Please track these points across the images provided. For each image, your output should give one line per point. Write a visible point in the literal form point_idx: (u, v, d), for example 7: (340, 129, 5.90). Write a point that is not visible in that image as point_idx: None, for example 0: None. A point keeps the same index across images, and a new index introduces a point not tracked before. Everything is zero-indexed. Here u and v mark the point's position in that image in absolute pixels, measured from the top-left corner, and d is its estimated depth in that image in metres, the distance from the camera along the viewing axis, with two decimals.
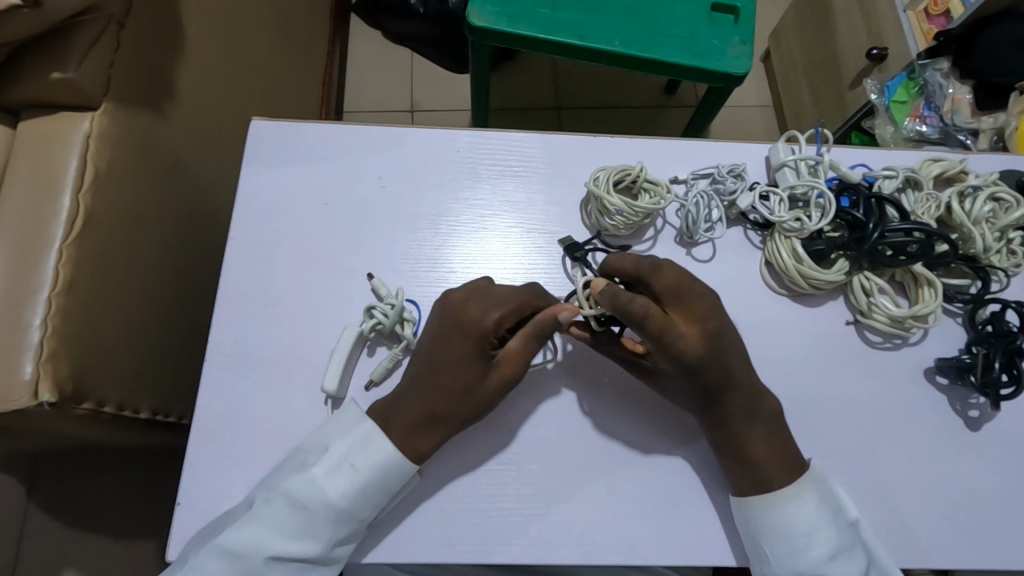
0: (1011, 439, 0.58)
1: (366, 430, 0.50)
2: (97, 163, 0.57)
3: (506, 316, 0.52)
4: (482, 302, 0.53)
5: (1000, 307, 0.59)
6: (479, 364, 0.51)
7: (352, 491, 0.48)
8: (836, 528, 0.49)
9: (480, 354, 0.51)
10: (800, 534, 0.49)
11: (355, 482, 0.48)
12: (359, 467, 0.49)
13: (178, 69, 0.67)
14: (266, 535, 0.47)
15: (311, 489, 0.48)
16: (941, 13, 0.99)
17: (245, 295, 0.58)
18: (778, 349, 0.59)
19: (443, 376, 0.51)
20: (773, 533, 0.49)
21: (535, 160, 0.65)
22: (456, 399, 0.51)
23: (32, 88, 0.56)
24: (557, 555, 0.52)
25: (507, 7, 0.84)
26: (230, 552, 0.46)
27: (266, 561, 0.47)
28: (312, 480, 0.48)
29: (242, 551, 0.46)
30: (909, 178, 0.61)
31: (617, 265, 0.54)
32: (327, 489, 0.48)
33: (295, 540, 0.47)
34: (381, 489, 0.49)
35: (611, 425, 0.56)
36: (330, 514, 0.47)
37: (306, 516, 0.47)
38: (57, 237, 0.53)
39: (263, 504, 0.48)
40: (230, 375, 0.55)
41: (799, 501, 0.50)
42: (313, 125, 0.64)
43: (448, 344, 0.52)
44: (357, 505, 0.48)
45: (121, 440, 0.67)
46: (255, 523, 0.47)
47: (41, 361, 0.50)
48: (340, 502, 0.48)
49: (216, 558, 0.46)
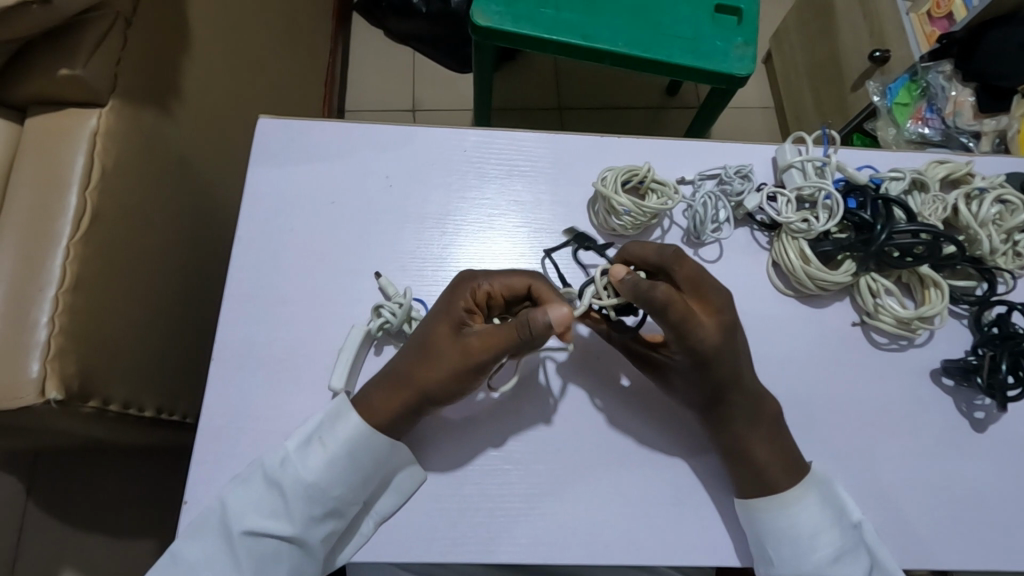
0: (1016, 440, 0.58)
1: (339, 404, 0.52)
2: (103, 161, 0.56)
3: (493, 285, 0.52)
4: (486, 278, 0.52)
5: (1005, 309, 0.59)
6: (450, 322, 0.50)
7: (322, 466, 0.49)
8: (839, 529, 0.50)
9: (454, 311, 0.51)
10: (805, 536, 0.49)
11: (324, 457, 0.50)
12: (327, 442, 0.50)
13: (184, 67, 0.67)
14: (241, 510, 0.48)
15: (283, 463, 0.49)
16: (944, 16, 0.99)
17: (251, 294, 0.57)
18: (785, 351, 0.59)
19: (427, 345, 0.50)
20: (779, 534, 0.50)
21: (542, 160, 0.65)
22: (427, 368, 0.49)
23: (39, 85, 0.56)
24: (564, 555, 0.52)
25: (511, 7, 0.84)
26: (212, 526, 0.48)
27: (243, 537, 0.48)
28: (286, 456, 0.50)
29: (225, 523, 0.48)
30: (915, 180, 0.61)
31: (637, 252, 0.53)
32: (298, 463, 0.50)
33: (269, 516, 0.49)
34: (351, 465, 0.50)
35: (618, 425, 0.56)
36: (301, 490, 0.49)
37: (279, 491, 0.49)
38: (65, 235, 0.53)
39: (240, 481, 0.49)
40: (235, 374, 0.55)
41: (804, 503, 0.50)
42: (319, 124, 0.64)
43: (435, 313, 0.51)
44: (327, 480, 0.49)
45: (125, 438, 0.66)
46: (235, 500, 0.49)
47: (47, 360, 0.50)
48: (310, 476, 0.49)
49: (206, 535, 0.48)
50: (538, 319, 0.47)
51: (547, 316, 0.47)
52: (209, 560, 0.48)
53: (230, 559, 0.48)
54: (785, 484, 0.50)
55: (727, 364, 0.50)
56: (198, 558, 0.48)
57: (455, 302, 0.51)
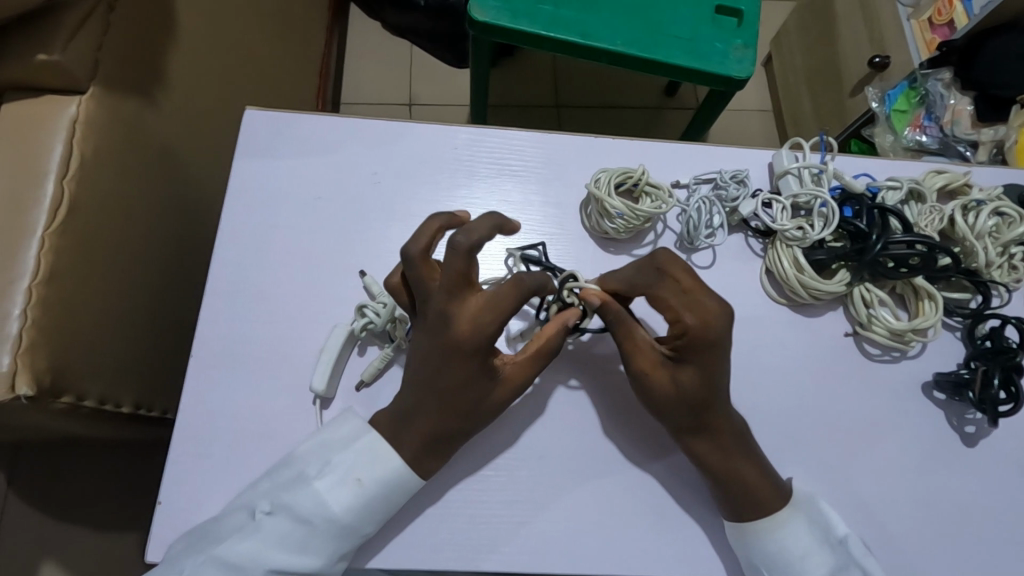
0: (1006, 457, 0.57)
1: (371, 440, 0.49)
2: (83, 150, 0.55)
3: (489, 330, 0.46)
4: (484, 332, 0.46)
5: (999, 323, 0.57)
6: (477, 381, 0.48)
7: (355, 505, 0.47)
8: (828, 547, 0.49)
9: (474, 374, 0.48)
10: (796, 558, 0.48)
11: (359, 496, 0.47)
12: (364, 481, 0.48)
13: (170, 56, 0.65)
14: (268, 547, 0.45)
15: (313, 500, 0.46)
16: (945, 23, 1.01)
17: (233, 289, 0.56)
18: (776, 361, 0.58)
19: (458, 401, 0.48)
20: (773, 558, 0.49)
21: (535, 160, 0.64)
22: (463, 418, 0.49)
23: (15, 70, 0.54)
24: (547, 565, 0.51)
25: (509, 2, 0.83)
26: (231, 563, 0.45)
27: None
28: (318, 495, 0.47)
29: (244, 563, 0.45)
30: (913, 189, 0.60)
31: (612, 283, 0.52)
32: (331, 502, 0.47)
33: (296, 553, 0.46)
34: (384, 502, 0.48)
35: (603, 436, 0.55)
36: (335, 528, 0.46)
37: (308, 528, 0.46)
38: (39, 225, 0.52)
39: (266, 515, 0.46)
40: (216, 371, 0.54)
41: (791, 525, 0.49)
42: (308, 116, 0.62)
43: (448, 375, 0.48)
44: (361, 520, 0.47)
45: (103, 433, 0.65)
46: (263, 533, 0.46)
47: (19, 354, 0.48)
48: (344, 516, 0.46)
49: (213, 568, 0.44)
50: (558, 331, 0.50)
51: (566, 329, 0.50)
52: None
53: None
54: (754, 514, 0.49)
55: (715, 355, 0.47)
56: None
57: (471, 354, 0.47)
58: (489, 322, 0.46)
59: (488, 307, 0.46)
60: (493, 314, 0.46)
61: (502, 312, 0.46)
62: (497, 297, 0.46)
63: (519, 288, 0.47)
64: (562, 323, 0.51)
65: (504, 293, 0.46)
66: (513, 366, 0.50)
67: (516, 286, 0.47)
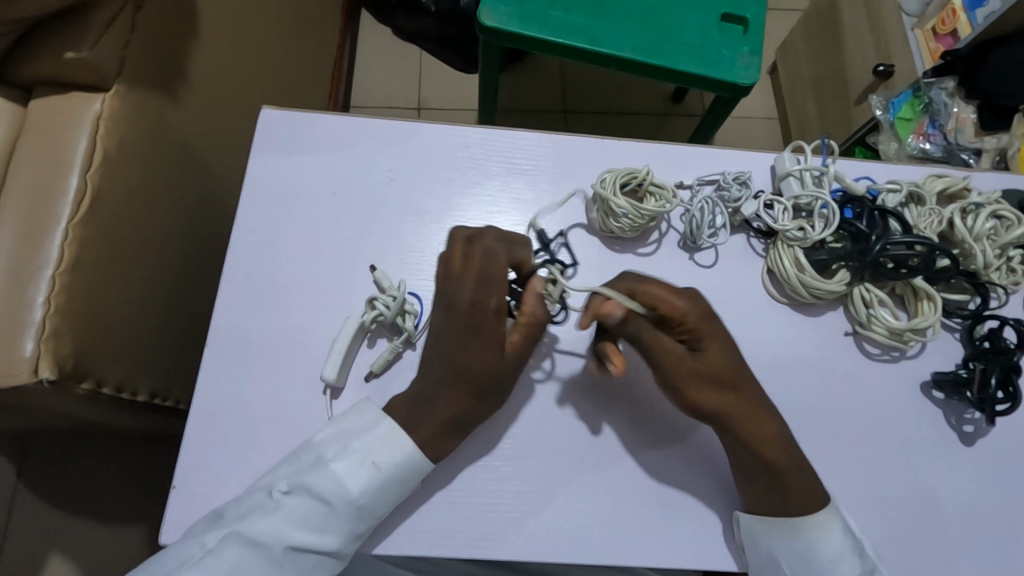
0: (1004, 456, 0.58)
1: (388, 426, 0.50)
2: (106, 145, 0.57)
3: (493, 298, 0.51)
4: (483, 304, 0.51)
5: (997, 324, 0.59)
6: (488, 346, 0.51)
7: (372, 488, 0.48)
8: (858, 554, 0.50)
9: (487, 341, 0.51)
10: (823, 560, 0.49)
11: (376, 479, 0.49)
12: (381, 466, 0.49)
13: (191, 55, 0.67)
14: (286, 524, 0.47)
15: (331, 482, 0.48)
16: (949, 33, 1.01)
17: (247, 282, 0.58)
18: (777, 358, 0.59)
19: (470, 368, 0.50)
20: (796, 557, 0.50)
21: (542, 160, 0.65)
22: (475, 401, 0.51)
23: (46, 66, 0.56)
24: (548, 553, 0.52)
25: (519, 7, 0.84)
26: (252, 541, 0.46)
27: (286, 551, 0.47)
28: (333, 476, 0.48)
29: (263, 540, 0.46)
30: (912, 193, 0.61)
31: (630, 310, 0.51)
32: (349, 484, 0.48)
33: (315, 532, 0.48)
34: (399, 487, 0.49)
35: (607, 429, 0.56)
36: (353, 510, 0.48)
37: (326, 509, 0.48)
38: (65, 217, 0.53)
39: (284, 495, 0.48)
40: (231, 360, 0.55)
41: (824, 532, 0.49)
42: (322, 115, 0.64)
43: (459, 340, 0.51)
44: (376, 502, 0.49)
45: (118, 422, 0.66)
46: (280, 513, 0.47)
47: (43, 339, 0.50)
48: (361, 498, 0.48)
49: (235, 545, 0.46)
50: (537, 298, 0.53)
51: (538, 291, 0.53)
52: (244, 568, 0.46)
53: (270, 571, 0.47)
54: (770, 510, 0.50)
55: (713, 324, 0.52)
56: (232, 569, 0.46)
57: (472, 322, 0.51)
58: (491, 292, 0.51)
59: (479, 276, 0.52)
60: (484, 282, 0.52)
61: (496, 276, 0.52)
62: (489, 267, 0.52)
63: (491, 251, 0.53)
64: (534, 292, 0.53)
65: (488, 266, 0.52)
66: (514, 338, 0.52)
67: (490, 251, 0.53)
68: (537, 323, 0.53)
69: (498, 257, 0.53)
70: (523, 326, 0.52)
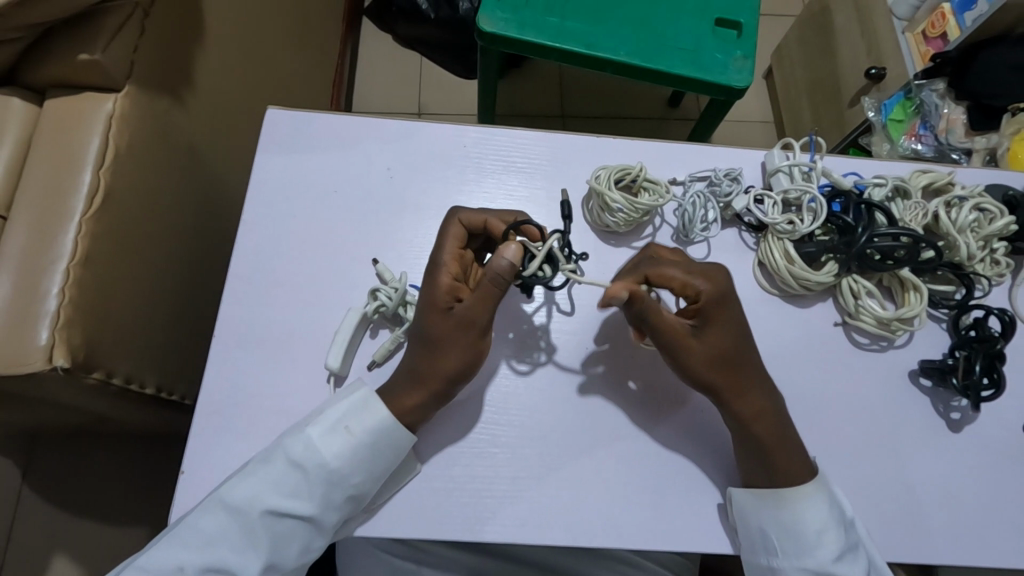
0: (990, 442, 0.60)
1: (364, 395, 0.53)
2: (117, 143, 0.59)
3: (444, 274, 0.53)
4: (435, 264, 0.53)
5: (983, 313, 0.60)
6: (438, 321, 0.52)
7: (347, 453, 0.51)
8: (842, 527, 0.51)
9: (436, 316, 0.52)
10: (810, 534, 0.51)
11: (350, 445, 0.51)
12: (354, 430, 0.52)
13: (198, 59, 0.69)
14: (264, 490, 0.49)
15: (307, 448, 0.50)
16: (939, 35, 1.03)
17: (252, 276, 0.60)
18: (768, 348, 0.61)
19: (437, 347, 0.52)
20: (784, 531, 0.51)
21: (539, 158, 0.67)
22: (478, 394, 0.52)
23: (61, 69, 0.58)
24: (546, 537, 0.53)
25: (518, 14, 0.87)
26: (231, 506, 0.49)
27: (262, 516, 0.49)
28: (307, 442, 0.51)
29: (240, 505, 0.49)
30: (898, 187, 0.63)
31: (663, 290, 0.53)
32: (323, 449, 0.51)
33: (291, 497, 0.50)
34: (374, 455, 0.51)
35: (601, 416, 0.57)
36: (324, 474, 0.50)
37: (301, 474, 0.50)
38: (77, 212, 0.55)
39: (260, 461, 0.50)
40: (237, 351, 0.57)
41: (806, 503, 0.51)
42: (326, 116, 0.66)
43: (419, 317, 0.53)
44: (351, 468, 0.51)
45: (125, 416, 0.68)
46: (257, 479, 0.49)
47: (56, 328, 0.52)
48: (335, 463, 0.50)
49: (216, 510, 0.49)
50: (506, 266, 0.49)
51: (507, 259, 0.49)
52: (223, 533, 0.48)
53: (246, 536, 0.49)
54: (766, 488, 0.52)
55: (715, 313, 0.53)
56: (211, 533, 0.48)
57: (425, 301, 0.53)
58: (442, 271, 0.53)
59: (435, 258, 0.54)
60: (438, 262, 0.54)
61: (450, 254, 0.54)
62: (446, 246, 0.54)
63: (451, 229, 0.55)
64: (504, 260, 0.49)
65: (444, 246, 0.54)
66: (461, 314, 0.51)
67: (449, 229, 0.55)
68: (489, 293, 0.51)
69: (455, 230, 0.55)
70: (472, 300, 0.51)
